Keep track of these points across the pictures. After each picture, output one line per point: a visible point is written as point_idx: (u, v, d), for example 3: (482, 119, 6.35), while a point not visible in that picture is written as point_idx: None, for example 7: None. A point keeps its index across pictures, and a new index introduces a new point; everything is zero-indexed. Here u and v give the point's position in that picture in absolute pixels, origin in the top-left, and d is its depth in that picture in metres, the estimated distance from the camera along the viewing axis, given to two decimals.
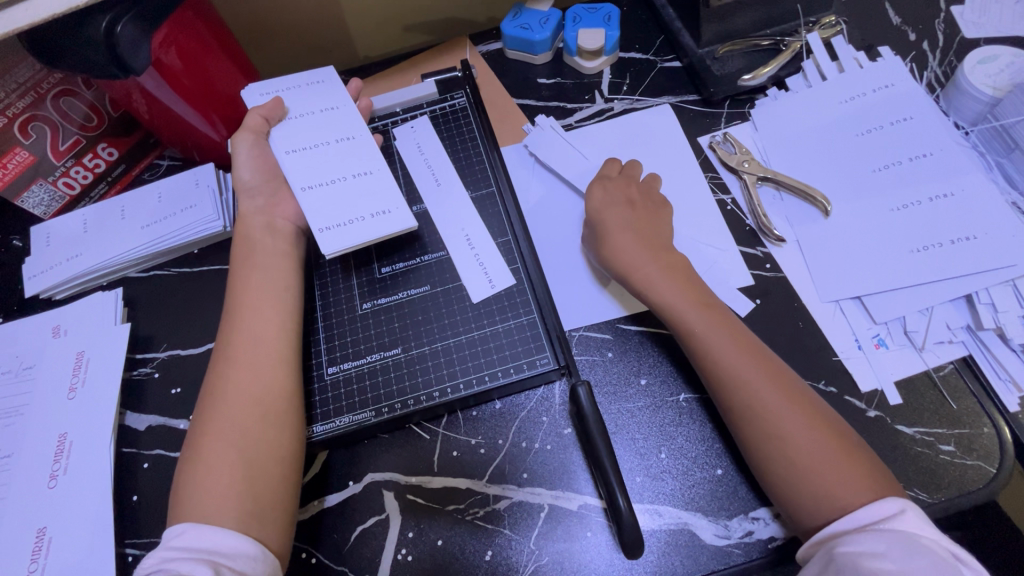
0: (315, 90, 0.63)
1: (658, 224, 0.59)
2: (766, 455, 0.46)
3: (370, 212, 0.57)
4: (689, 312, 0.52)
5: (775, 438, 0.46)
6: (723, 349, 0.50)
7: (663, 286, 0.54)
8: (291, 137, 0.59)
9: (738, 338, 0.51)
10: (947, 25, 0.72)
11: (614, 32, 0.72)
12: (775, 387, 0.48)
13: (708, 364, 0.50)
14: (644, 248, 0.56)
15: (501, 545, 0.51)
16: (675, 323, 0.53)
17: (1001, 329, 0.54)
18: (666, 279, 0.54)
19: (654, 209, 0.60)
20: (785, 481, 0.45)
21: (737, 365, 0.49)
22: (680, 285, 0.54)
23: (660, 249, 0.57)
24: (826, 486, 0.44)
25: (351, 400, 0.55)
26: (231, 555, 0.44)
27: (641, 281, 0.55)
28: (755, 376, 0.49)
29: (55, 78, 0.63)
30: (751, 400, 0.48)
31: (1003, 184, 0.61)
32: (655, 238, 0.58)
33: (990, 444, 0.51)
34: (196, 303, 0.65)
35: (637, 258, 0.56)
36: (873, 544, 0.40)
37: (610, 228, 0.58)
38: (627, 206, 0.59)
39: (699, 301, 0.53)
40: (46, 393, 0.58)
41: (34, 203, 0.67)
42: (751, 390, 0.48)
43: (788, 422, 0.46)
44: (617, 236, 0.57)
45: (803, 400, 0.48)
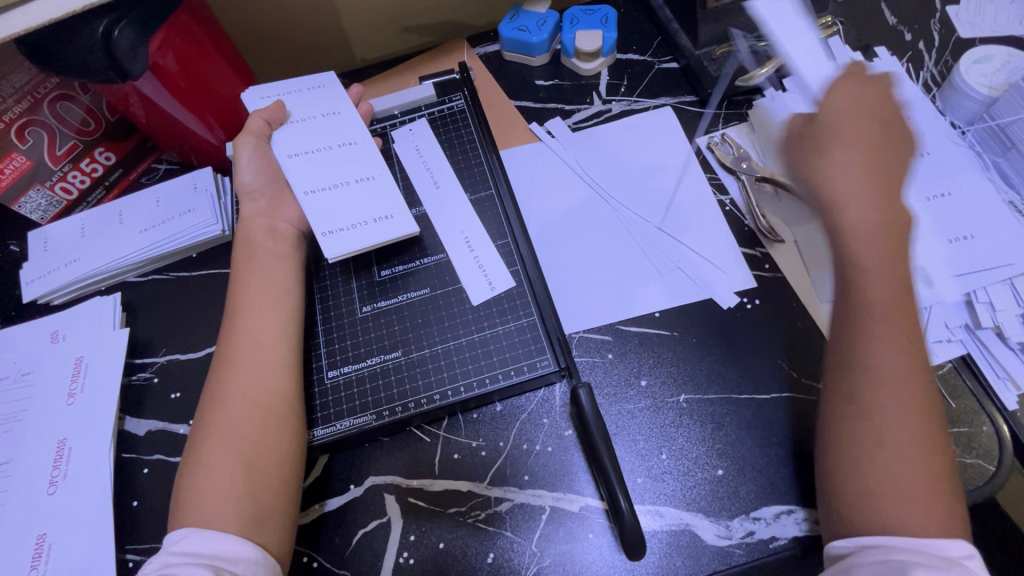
0: (317, 95, 0.63)
1: (892, 151, 0.47)
2: (870, 461, 0.43)
3: (373, 217, 0.57)
4: (875, 290, 0.45)
5: (886, 448, 0.43)
6: (885, 348, 0.45)
7: (863, 245, 0.45)
8: (293, 141, 0.59)
9: (908, 338, 0.45)
10: (943, 25, 0.73)
11: (612, 34, 0.72)
12: (915, 402, 0.44)
13: (857, 360, 0.46)
14: (884, 185, 0.46)
15: (503, 547, 0.51)
16: (851, 300, 0.47)
17: (998, 328, 0.54)
18: (865, 237, 0.45)
19: (890, 125, 0.47)
20: (855, 493, 0.44)
21: (894, 369, 0.44)
22: (887, 253, 0.45)
23: (891, 193, 0.46)
24: (903, 507, 0.42)
25: (351, 403, 0.55)
26: (233, 560, 0.43)
27: (851, 226, 0.46)
28: (900, 384, 0.44)
29: (52, 83, 0.63)
30: (896, 408, 0.44)
31: (1000, 183, 0.61)
32: (887, 169, 0.46)
33: (989, 443, 0.51)
34: (195, 307, 0.65)
35: (858, 197, 0.45)
36: (930, 559, 0.39)
37: (846, 147, 0.46)
38: (869, 121, 0.47)
39: (893, 281, 0.45)
40: (45, 399, 0.58)
41: (31, 209, 0.67)
42: (894, 399, 0.44)
43: (907, 439, 0.43)
44: (850, 161, 0.46)
45: (931, 422, 0.44)
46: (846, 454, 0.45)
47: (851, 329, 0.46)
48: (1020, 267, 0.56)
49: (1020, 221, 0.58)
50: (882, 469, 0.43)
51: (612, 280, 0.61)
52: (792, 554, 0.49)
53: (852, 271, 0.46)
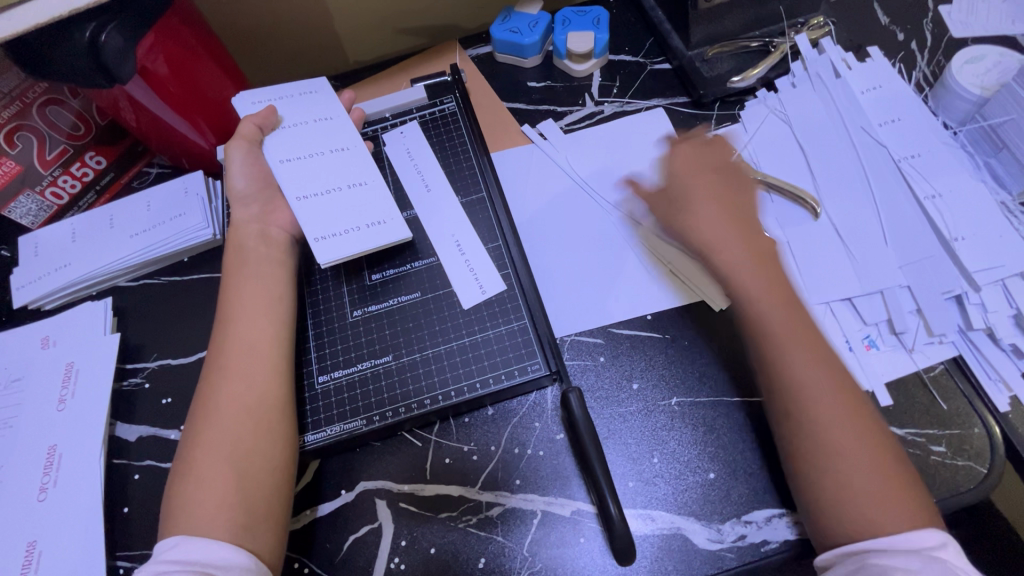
0: (308, 100, 0.63)
1: (743, 200, 0.57)
2: (816, 462, 0.45)
3: (365, 222, 0.57)
4: (770, 309, 0.50)
5: (830, 450, 0.45)
6: (798, 356, 0.48)
7: (748, 278, 0.51)
8: (285, 147, 0.59)
9: (815, 344, 0.48)
10: (935, 25, 0.73)
11: (603, 35, 0.72)
12: (843, 401, 0.46)
13: (778, 370, 0.48)
14: (736, 229, 0.54)
15: (494, 552, 0.50)
16: (750, 317, 0.50)
17: (990, 329, 0.54)
18: (750, 266, 0.52)
19: (740, 177, 0.58)
20: (825, 494, 0.44)
21: (810, 375, 0.47)
22: (769, 279, 0.51)
23: (750, 236, 0.54)
24: (869, 501, 0.43)
25: (342, 408, 0.55)
26: (224, 567, 0.43)
27: (726, 263, 0.52)
28: (825, 387, 0.46)
29: (40, 87, 0.63)
30: (825, 410, 0.46)
31: (992, 184, 0.61)
32: (740, 214, 0.55)
33: (981, 444, 0.51)
34: (187, 311, 0.65)
35: (721, 236, 0.53)
36: (907, 562, 0.40)
37: (698, 207, 0.55)
38: (711, 177, 0.57)
39: (784, 299, 0.50)
40: (35, 405, 0.58)
41: (21, 214, 0.66)
42: (820, 401, 0.46)
43: (848, 437, 0.45)
44: (704, 211, 0.55)
45: (869, 417, 0.46)
46: (795, 458, 0.46)
47: (758, 340, 0.50)
48: (1011, 268, 0.55)
49: (1011, 223, 0.58)
50: (835, 470, 0.44)
51: (604, 284, 0.61)
52: (783, 557, 0.48)
53: (744, 298, 0.51)
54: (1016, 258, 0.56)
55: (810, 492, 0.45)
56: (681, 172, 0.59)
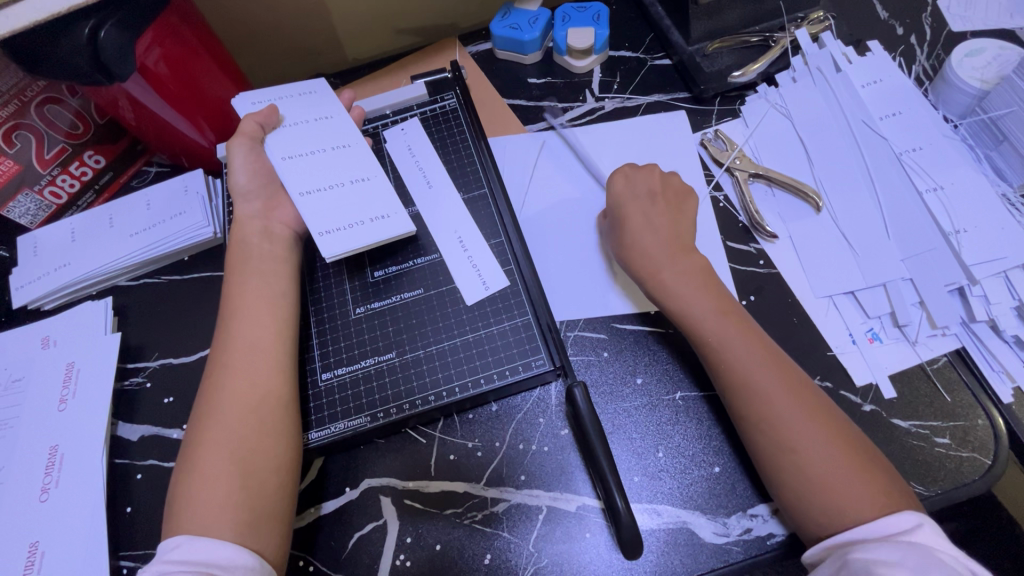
0: (307, 100, 0.63)
1: (682, 220, 0.59)
2: (775, 454, 0.46)
3: (369, 217, 0.57)
4: (708, 318, 0.52)
5: (782, 443, 0.46)
6: (744, 357, 0.49)
7: (685, 293, 0.53)
8: (287, 144, 0.59)
9: (756, 342, 0.50)
10: (934, 19, 0.73)
11: (603, 31, 0.72)
12: (789, 394, 0.47)
13: (726, 371, 0.50)
14: (669, 249, 0.56)
15: (500, 548, 0.50)
16: (693, 326, 0.52)
17: (993, 321, 0.55)
18: (685, 282, 0.54)
19: (676, 195, 0.60)
20: (792, 487, 0.45)
21: (758, 370, 0.48)
22: (704, 291, 0.53)
23: (687, 254, 0.56)
24: (836, 488, 0.44)
25: (346, 405, 0.55)
26: (227, 567, 0.43)
27: (664, 283, 0.54)
28: (773, 382, 0.48)
29: (38, 85, 0.62)
30: (771, 404, 0.47)
31: (992, 177, 0.61)
32: (677, 234, 0.57)
33: (985, 436, 0.51)
34: (188, 310, 0.65)
35: (656, 258, 0.55)
36: (886, 552, 0.39)
37: (633, 232, 0.57)
38: (646, 198, 0.59)
39: (721, 308, 0.52)
40: (36, 405, 0.58)
41: (20, 213, 0.66)
42: (765, 400, 0.47)
43: (799, 428, 0.46)
44: (640, 234, 0.57)
45: (821, 406, 0.47)
46: (756, 454, 0.47)
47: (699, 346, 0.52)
48: (1012, 260, 0.56)
49: (1013, 216, 0.58)
50: (795, 461, 0.45)
51: (606, 279, 0.61)
52: (790, 550, 0.48)
53: (683, 311, 0.53)
54: (1018, 250, 0.56)
55: (779, 486, 0.46)
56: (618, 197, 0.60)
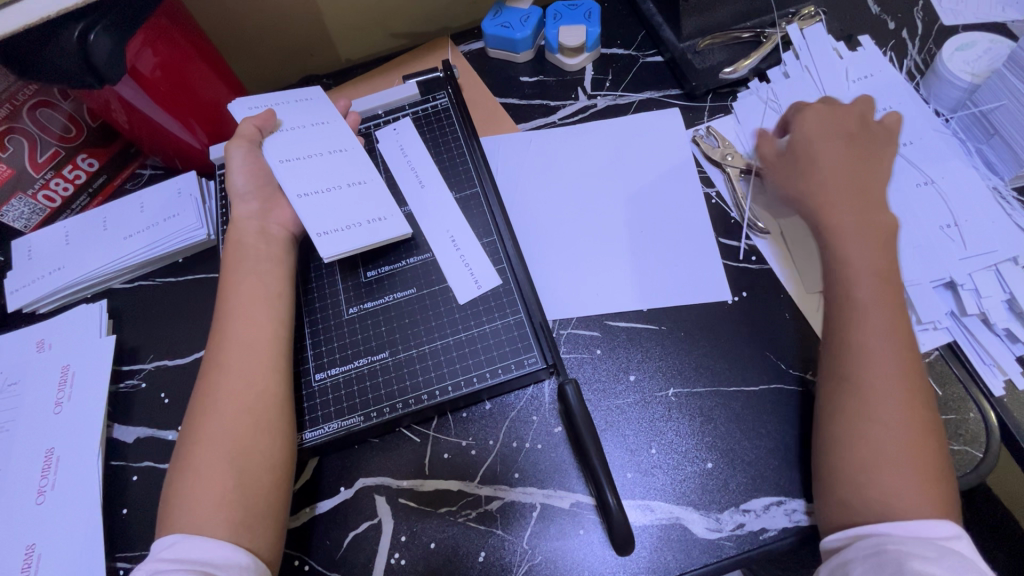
0: (305, 107, 0.63)
1: (868, 169, 0.55)
2: (851, 426, 0.45)
3: (366, 218, 0.57)
4: (863, 270, 0.50)
5: (860, 421, 0.45)
6: (874, 326, 0.47)
7: (853, 237, 0.51)
8: (283, 148, 0.59)
9: (897, 320, 0.48)
10: (926, 12, 0.73)
11: (595, 29, 0.72)
12: (901, 397, 0.45)
13: (848, 335, 0.48)
14: (859, 192, 0.53)
15: (494, 546, 0.51)
16: (840, 277, 0.50)
17: (984, 314, 0.55)
18: (852, 226, 0.52)
19: (880, 140, 0.57)
20: (836, 467, 0.45)
21: (881, 345, 0.47)
22: (872, 243, 0.51)
23: (874, 207, 0.53)
24: (882, 481, 0.43)
25: (340, 405, 0.55)
26: (223, 566, 0.43)
27: (829, 222, 0.53)
28: (891, 357, 0.46)
29: (31, 89, 0.62)
30: (878, 379, 0.46)
31: (983, 170, 0.62)
32: (864, 180, 0.54)
33: (976, 429, 0.51)
34: (182, 312, 0.65)
35: (834, 197, 0.54)
36: (923, 548, 0.39)
37: (827, 166, 0.55)
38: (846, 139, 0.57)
39: (881, 267, 0.50)
40: (32, 407, 0.58)
41: (14, 217, 0.66)
42: (872, 393, 0.45)
43: (887, 408, 0.45)
44: (826, 170, 0.55)
45: (920, 399, 0.45)
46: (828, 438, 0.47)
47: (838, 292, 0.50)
48: (1003, 254, 0.56)
49: (1004, 210, 0.59)
50: (862, 443, 0.44)
51: (601, 276, 0.61)
52: (782, 545, 0.49)
53: (841, 254, 0.51)
54: (1009, 243, 0.56)
55: (828, 462, 0.46)
56: (807, 131, 0.58)
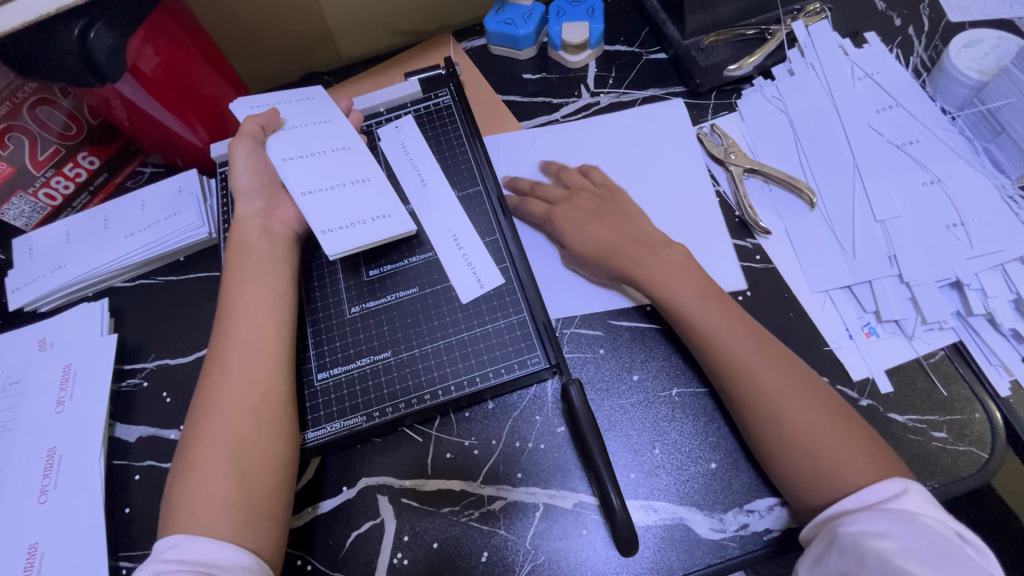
0: (306, 106, 0.63)
1: (627, 223, 0.59)
2: (772, 431, 0.46)
3: (370, 216, 0.57)
4: (689, 300, 0.53)
5: (773, 418, 0.46)
6: (729, 337, 0.50)
7: (671, 276, 0.54)
8: (287, 145, 0.58)
9: (742, 324, 0.51)
10: (932, 9, 0.72)
11: (599, 25, 0.71)
12: (794, 390, 0.47)
13: (715, 352, 0.50)
14: (627, 241, 0.57)
15: (496, 545, 0.50)
16: (673, 307, 0.53)
17: (991, 315, 0.54)
18: (658, 259, 0.56)
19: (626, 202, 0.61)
20: (782, 459, 0.46)
21: (744, 351, 0.49)
22: (685, 275, 0.54)
23: (645, 251, 0.56)
24: (839, 456, 0.44)
25: (342, 404, 0.55)
26: (226, 568, 0.43)
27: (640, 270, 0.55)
28: (757, 361, 0.49)
29: (31, 87, 0.62)
30: (761, 375, 0.48)
31: (990, 168, 0.61)
32: (636, 231, 0.58)
33: (982, 430, 0.51)
34: (184, 311, 0.65)
35: (618, 252, 0.57)
36: (874, 523, 0.40)
37: (579, 222, 0.59)
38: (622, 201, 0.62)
39: (698, 289, 0.53)
40: (34, 407, 0.58)
41: (15, 215, 0.66)
42: (767, 398, 0.47)
43: (791, 405, 0.46)
44: (586, 233, 0.59)
45: (809, 386, 0.48)
46: (758, 445, 0.47)
47: (681, 325, 0.53)
48: (1010, 253, 0.56)
49: (1011, 210, 0.58)
50: (791, 442, 0.45)
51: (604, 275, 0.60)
52: (786, 546, 0.48)
53: (667, 287, 0.54)
54: (1016, 243, 0.56)
55: (770, 459, 0.47)
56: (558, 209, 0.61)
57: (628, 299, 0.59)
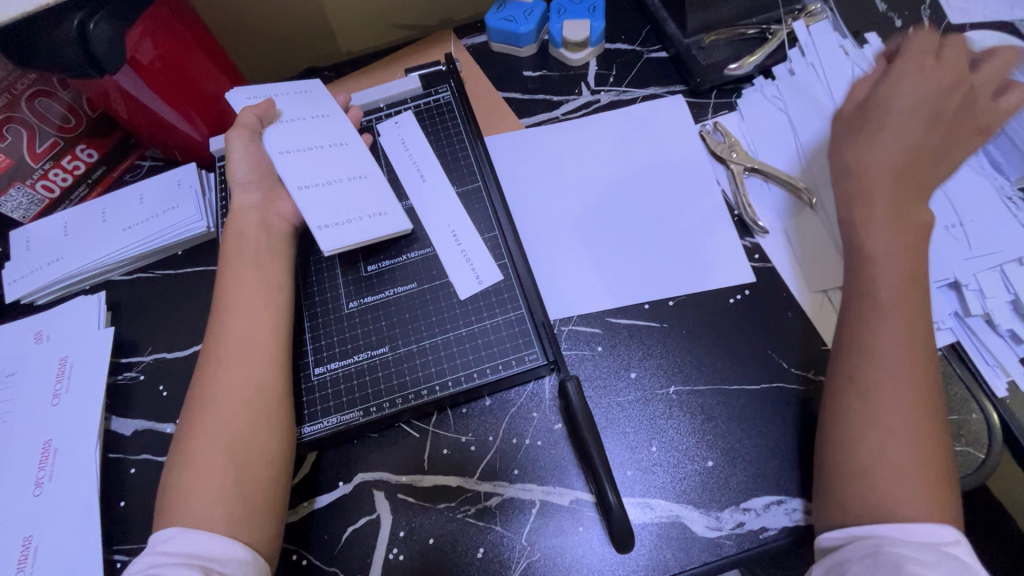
0: (304, 99, 0.63)
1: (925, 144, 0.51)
2: (860, 439, 0.44)
3: (366, 213, 0.57)
4: (880, 267, 0.48)
5: (870, 426, 0.44)
6: (888, 327, 0.46)
7: (881, 231, 0.49)
8: (284, 140, 0.59)
9: (914, 320, 0.46)
10: (933, 11, 0.72)
11: (599, 23, 0.71)
12: (910, 411, 0.44)
13: (866, 338, 0.47)
14: (891, 170, 0.50)
15: (493, 542, 0.50)
16: (863, 271, 0.49)
17: (988, 315, 0.54)
18: (878, 212, 0.50)
19: (875, 124, 0.52)
20: (850, 466, 0.44)
21: (893, 348, 0.46)
22: (899, 236, 0.49)
23: (908, 189, 0.50)
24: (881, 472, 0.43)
25: (339, 399, 0.55)
26: (221, 561, 0.43)
27: (860, 212, 0.51)
28: (898, 365, 0.45)
29: (29, 79, 0.62)
30: (876, 369, 0.45)
31: (991, 170, 0.61)
32: (919, 161, 0.51)
33: (979, 429, 0.51)
34: (181, 305, 0.65)
35: (873, 178, 0.51)
36: (923, 553, 0.39)
37: (894, 126, 0.52)
38: (918, 120, 0.51)
39: (907, 268, 0.48)
40: (30, 399, 0.58)
41: (12, 207, 0.65)
42: (879, 404, 0.44)
43: (899, 420, 0.44)
44: (886, 140, 0.51)
45: (931, 411, 0.44)
46: (836, 442, 0.46)
47: (859, 293, 0.49)
48: (1010, 254, 0.55)
49: (1010, 211, 0.58)
50: (870, 453, 0.43)
51: (603, 272, 0.60)
52: (782, 544, 0.48)
53: (865, 247, 0.49)
54: (1015, 244, 0.56)
55: (840, 460, 0.45)
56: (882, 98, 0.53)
57: (632, 289, 0.59)
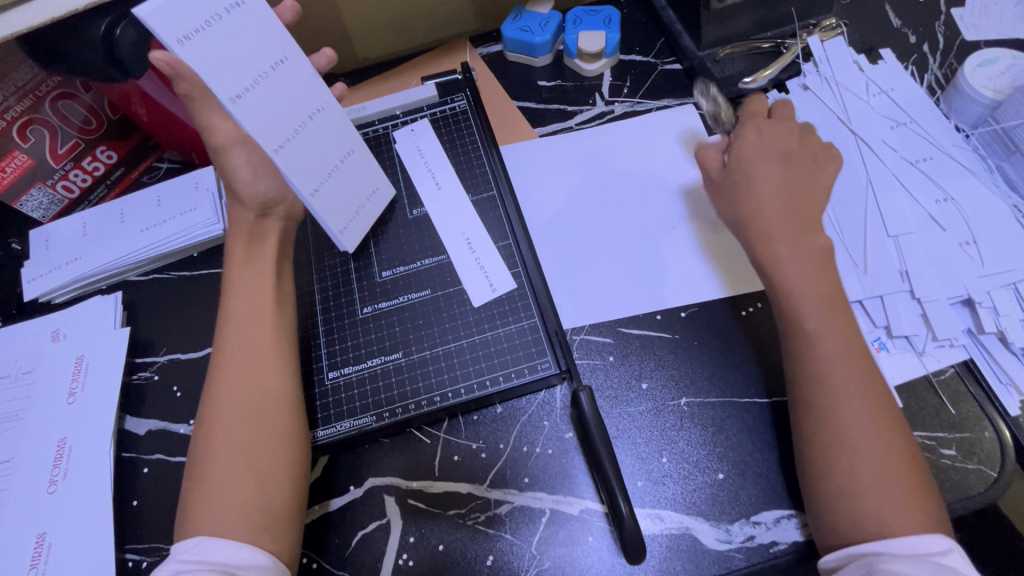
0: (241, 22, 0.42)
1: (805, 189, 0.55)
2: (835, 462, 0.45)
3: (366, 194, 0.59)
4: (801, 302, 0.50)
5: (842, 447, 0.45)
6: (830, 353, 0.48)
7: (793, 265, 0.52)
8: (270, 123, 0.46)
9: (850, 342, 0.48)
10: (947, 27, 0.72)
11: (615, 35, 0.72)
12: (876, 429, 0.45)
13: (807, 363, 0.48)
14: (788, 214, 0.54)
15: (503, 550, 0.51)
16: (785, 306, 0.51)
17: (1002, 333, 0.55)
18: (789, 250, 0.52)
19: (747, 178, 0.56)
20: (835, 488, 0.45)
21: (838, 370, 0.47)
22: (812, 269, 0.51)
23: (807, 227, 0.53)
24: (870, 495, 0.44)
25: (352, 404, 0.55)
26: (244, 566, 0.44)
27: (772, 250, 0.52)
28: (850, 385, 0.47)
29: (54, 81, 0.63)
30: (829, 395, 0.47)
31: (1005, 188, 0.61)
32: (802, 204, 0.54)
33: (991, 449, 0.51)
34: (196, 306, 0.65)
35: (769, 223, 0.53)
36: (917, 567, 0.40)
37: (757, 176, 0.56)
38: (782, 166, 0.56)
39: (825, 296, 0.50)
40: (46, 397, 0.58)
41: (32, 207, 0.67)
42: (842, 426, 0.46)
43: (864, 438, 0.45)
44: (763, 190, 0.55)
45: (892, 427, 0.46)
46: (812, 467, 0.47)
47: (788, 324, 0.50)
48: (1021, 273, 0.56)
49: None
50: (845, 474, 0.45)
51: (614, 283, 0.61)
52: (790, 559, 0.49)
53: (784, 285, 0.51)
54: None
55: (821, 484, 0.46)
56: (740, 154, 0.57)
57: (644, 300, 0.59)
